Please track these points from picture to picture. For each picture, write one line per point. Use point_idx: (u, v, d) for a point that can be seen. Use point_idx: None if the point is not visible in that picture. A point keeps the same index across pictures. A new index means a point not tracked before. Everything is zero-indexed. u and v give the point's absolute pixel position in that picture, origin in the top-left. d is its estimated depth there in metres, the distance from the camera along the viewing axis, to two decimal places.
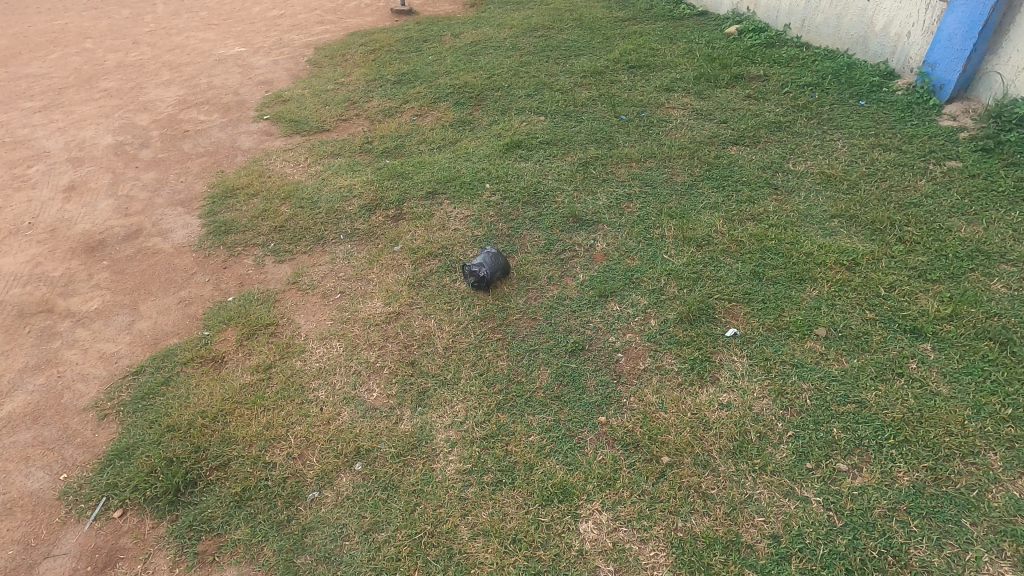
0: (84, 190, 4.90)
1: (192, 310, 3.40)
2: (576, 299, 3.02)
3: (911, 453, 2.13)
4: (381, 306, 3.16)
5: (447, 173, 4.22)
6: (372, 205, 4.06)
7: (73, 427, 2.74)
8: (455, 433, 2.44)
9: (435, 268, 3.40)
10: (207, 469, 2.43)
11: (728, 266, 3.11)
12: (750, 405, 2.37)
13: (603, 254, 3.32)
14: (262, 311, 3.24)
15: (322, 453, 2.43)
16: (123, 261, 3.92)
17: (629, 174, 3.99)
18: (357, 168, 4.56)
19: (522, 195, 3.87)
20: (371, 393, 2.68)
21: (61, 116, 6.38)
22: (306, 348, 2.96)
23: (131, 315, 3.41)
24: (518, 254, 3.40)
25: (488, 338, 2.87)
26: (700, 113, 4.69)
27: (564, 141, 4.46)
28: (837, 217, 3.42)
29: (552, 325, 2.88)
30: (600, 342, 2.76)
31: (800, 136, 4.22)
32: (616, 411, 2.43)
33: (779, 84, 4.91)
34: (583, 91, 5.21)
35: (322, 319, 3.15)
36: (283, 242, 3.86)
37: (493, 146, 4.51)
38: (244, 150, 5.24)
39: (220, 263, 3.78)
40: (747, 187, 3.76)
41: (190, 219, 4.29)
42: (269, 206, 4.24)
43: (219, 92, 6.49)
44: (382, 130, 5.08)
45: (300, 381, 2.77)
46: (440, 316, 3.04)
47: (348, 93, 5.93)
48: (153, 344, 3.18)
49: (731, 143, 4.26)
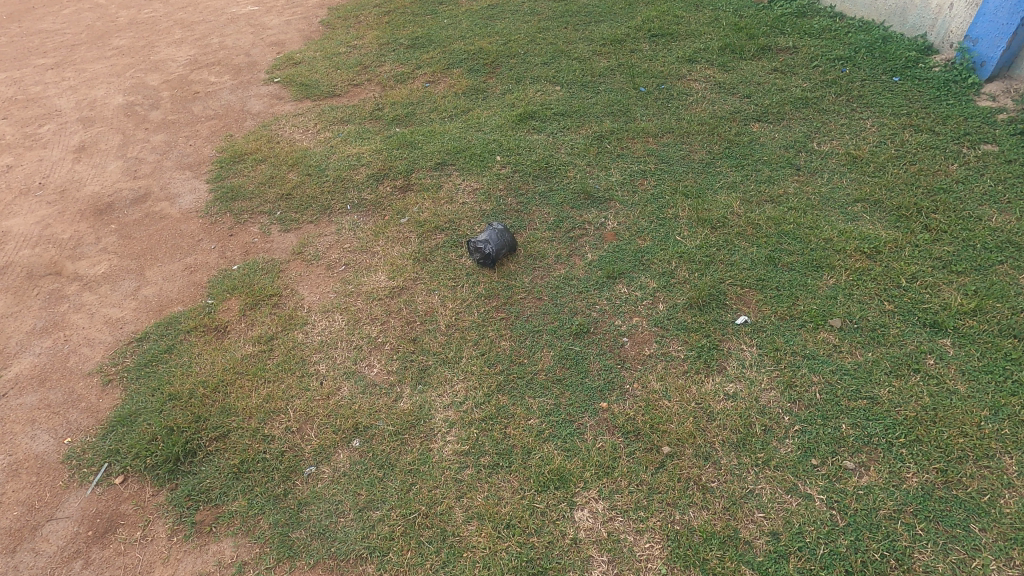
0: (94, 151, 4.88)
1: (197, 277, 3.39)
2: (583, 280, 2.95)
3: (922, 453, 2.06)
4: (385, 281, 3.13)
5: (457, 144, 4.12)
6: (380, 174, 3.98)
7: (78, 391, 2.76)
8: (454, 413, 2.41)
9: (441, 242, 3.35)
10: (206, 439, 2.43)
11: (742, 250, 3.00)
12: (756, 397, 2.30)
13: (613, 233, 3.23)
14: (266, 281, 3.23)
15: (320, 428, 2.43)
16: (130, 226, 3.91)
17: (644, 149, 3.85)
18: (367, 136, 4.47)
19: (533, 168, 3.76)
20: (371, 368, 2.66)
21: (73, 74, 6.33)
22: (308, 320, 2.94)
23: (137, 281, 3.41)
24: (526, 230, 3.32)
25: (491, 317, 2.82)
26: (722, 86, 4.50)
27: (579, 112, 4.31)
28: (860, 202, 3.28)
29: (558, 307, 2.83)
30: (606, 325, 2.70)
31: (826, 114, 4.04)
32: (619, 397, 2.38)
33: (808, 57, 4.67)
34: (601, 60, 5.02)
35: (325, 292, 3.12)
36: (289, 211, 3.83)
37: (506, 116, 4.38)
38: (254, 114, 5.16)
39: (226, 230, 3.75)
40: (768, 167, 3.62)
41: (198, 184, 4.25)
42: (276, 172, 4.19)
43: (231, 53, 6.38)
44: (393, 97, 4.97)
45: (300, 354, 2.75)
46: (444, 292, 2.99)
47: (361, 57, 5.79)
48: (158, 311, 3.18)
49: (753, 120, 4.09)
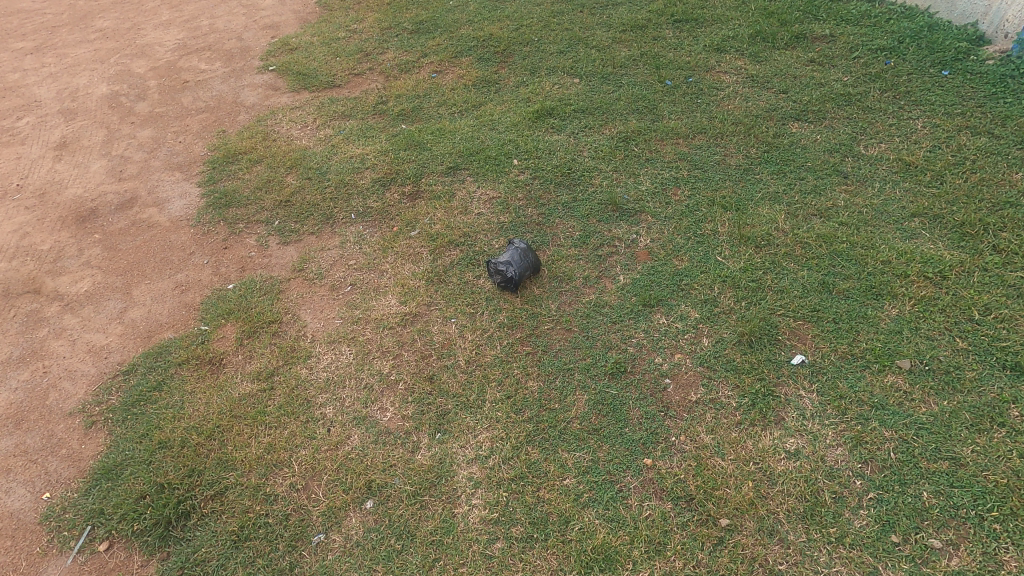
0: (76, 147, 4.53)
1: (189, 298, 3.10)
2: (616, 308, 2.67)
3: (1018, 531, 1.80)
4: (396, 305, 2.84)
5: (469, 145, 3.78)
6: (386, 179, 3.66)
7: (58, 434, 2.48)
8: (479, 470, 2.15)
9: (456, 259, 3.05)
10: (201, 499, 2.17)
11: (792, 274, 2.72)
12: (822, 456, 2.04)
13: (646, 252, 2.93)
14: (265, 305, 2.94)
15: (329, 486, 2.16)
16: (115, 236, 3.59)
17: (675, 152, 3.53)
18: (370, 134, 4.13)
19: (555, 174, 3.45)
20: (384, 413, 2.39)
21: (54, 59, 5.92)
22: (312, 353, 2.66)
23: (123, 301, 3.12)
24: (549, 247, 3.03)
25: (516, 352, 2.55)
26: (756, 79, 4.15)
27: (601, 109, 3.98)
28: (917, 216, 2.98)
29: (590, 340, 2.55)
30: (645, 364, 2.43)
31: (872, 113, 3.70)
32: (665, 453, 2.13)
33: (847, 47, 4.31)
34: (622, 49, 4.65)
35: (330, 317, 2.84)
36: (289, 220, 3.52)
37: (522, 113, 4.04)
38: (248, 106, 4.80)
39: (220, 242, 3.45)
40: (812, 174, 3.30)
41: (188, 187, 3.93)
42: (273, 175, 3.87)
43: (222, 36, 5.97)
44: (398, 89, 4.62)
45: (305, 394, 2.48)
46: (462, 321, 2.71)
47: (361, 42, 5.40)
48: (147, 338, 2.90)
49: (791, 118, 3.76)
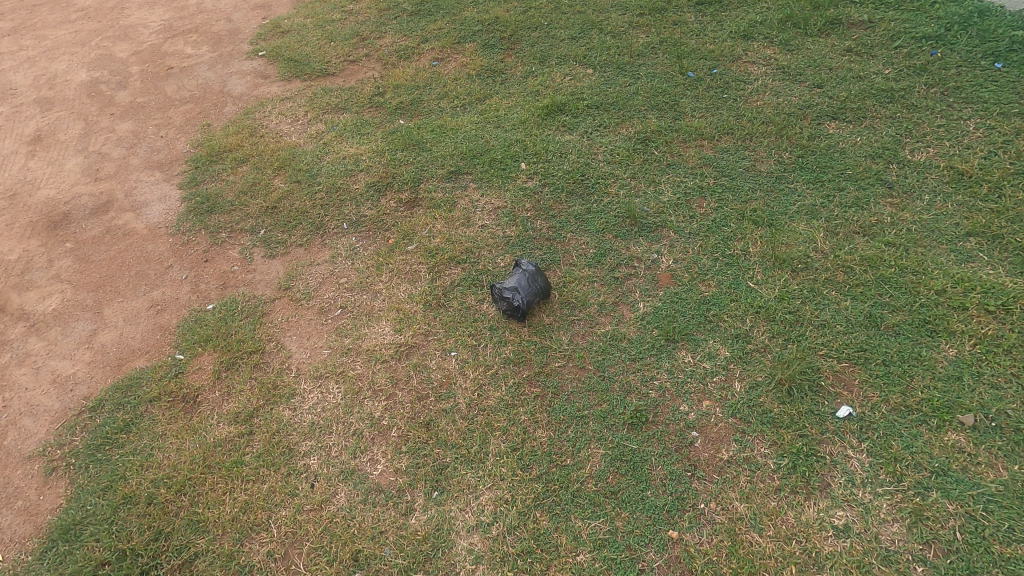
0: (51, 142, 4.21)
1: (165, 319, 2.82)
2: (635, 342, 2.39)
3: None
4: (390, 334, 2.57)
5: (472, 145, 3.46)
6: (381, 183, 3.35)
7: (15, 483, 2.25)
8: (481, 540, 1.91)
9: (457, 279, 2.76)
10: (168, 568, 1.94)
11: (834, 304, 2.41)
12: (875, 534, 1.78)
13: (669, 274, 2.63)
14: (246, 331, 2.67)
15: (312, 555, 1.93)
16: (88, 245, 3.31)
17: (699, 156, 3.20)
18: (365, 130, 3.80)
19: (566, 181, 3.13)
20: (375, 466, 2.13)
21: (32, 41, 5.56)
22: (296, 390, 2.40)
23: (93, 323, 2.85)
24: (560, 267, 2.73)
25: (523, 394, 2.27)
26: (787, 71, 3.78)
27: (617, 105, 3.63)
28: (973, 235, 2.66)
29: (606, 381, 2.27)
30: (668, 412, 2.15)
31: (918, 111, 3.35)
32: (693, 525, 1.87)
33: (888, 34, 3.91)
34: (639, 35, 4.27)
35: (317, 347, 2.57)
36: (275, 229, 3.23)
37: (530, 109, 3.69)
38: (235, 97, 4.46)
39: (200, 254, 3.16)
40: (853, 182, 2.97)
41: (169, 190, 3.63)
42: (259, 177, 3.56)
43: (210, 17, 5.59)
44: (396, 79, 4.27)
45: (287, 441, 2.22)
46: (463, 354, 2.43)
47: (357, 25, 5.02)
48: (116, 367, 2.63)
49: (828, 117, 3.40)
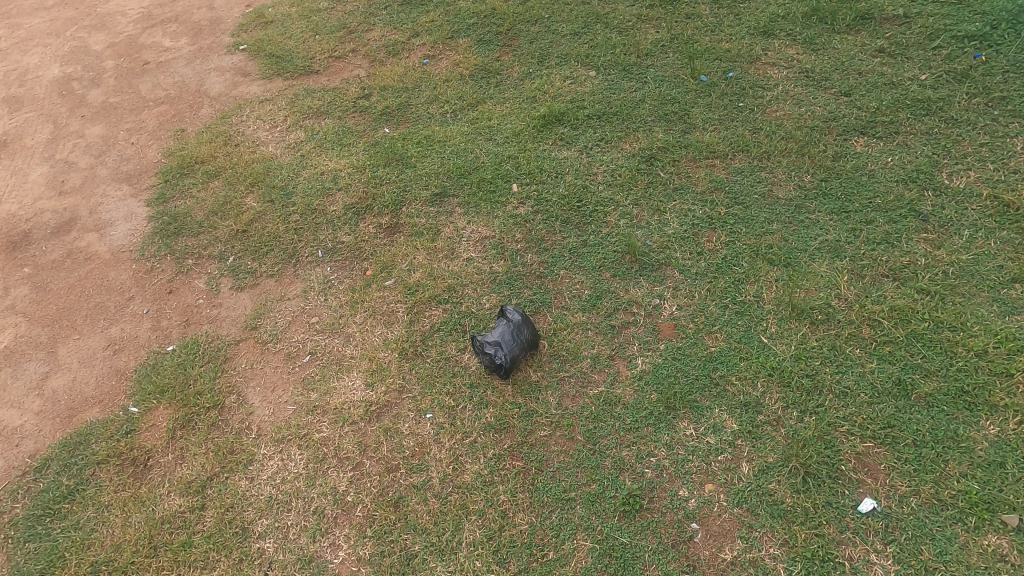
0: (17, 147, 3.96)
1: (120, 362, 2.60)
2: (632, 408, 2.13)
3: None
4: (361, 389, 2.32)
5: (460, 162, 3.16)
6: (360, 205, 3.07)
7: None
8: None
9: (437, 323, 2.50)
10: None
11: (858, 367, 2.13)
12: None
13: (672, 324, 2.35)
14: (206, 380, 2.44)
15: None
16: (47, 270, 3.08)
17: (709, 179, 2.88)
18: (347, 140, 3.50)
19: (561, 207, 2.84)
20: (336, 553, 1.92)
21: (5, 31, 5.26)
22: (256, 456, 2.18)
23: (45, 365, 2.64)
24: (551, 312, 2.46)
25: (503, 469, 2.03)
26: (812, 75, 3.40)
27: (620, 115, 3.30)
28: (1020, 281, 2.34)
29: (597, 456, 2.03)
30: (666, 498, 1.91)
31: (958, 127, 2.98)
32: None
33: (926, 32, 3.51)
34: (648, 31, 3.89)
35: (282, 402, 2.34)
36: (245, 255, 2.97)
37: (525, 118, 3.37)
38: (212, 97, 4.16)
39: (164, 284, 2.92)
40: (882, 213, 2.65)
41: (135, 207, 3.37)
42: (231, 194, 3.29)
43: (191, 4, 5.24)
44: (383, 79, 3.94)
45: (241, 520, 2.01)
46: (439, 417, 2.19)
47: (344, 16, 4.65)
48: (67, 418, 2.42)
49: (855, 132, 3.05)
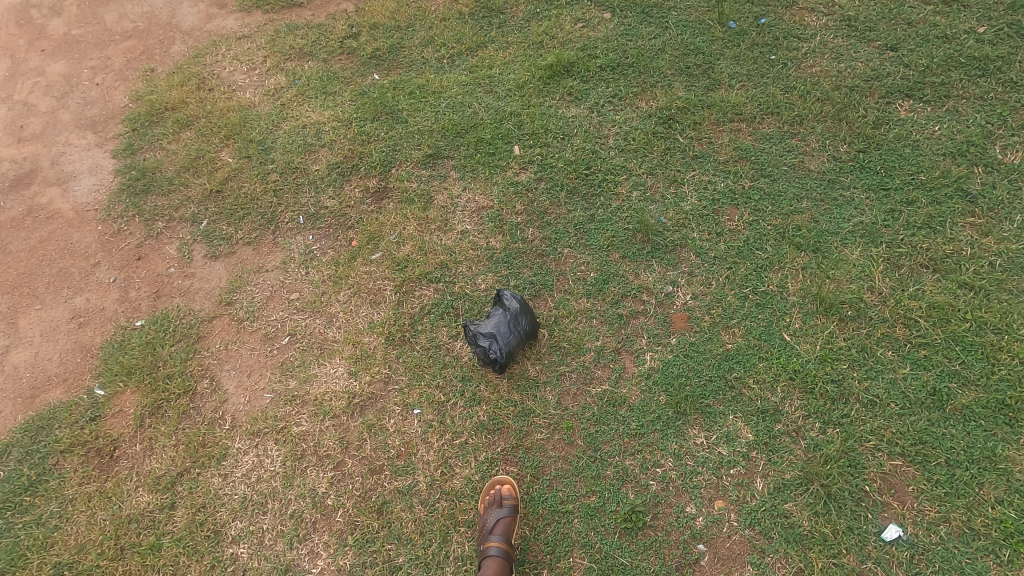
0: None
1: (85, 337, 2.40)
2: (637, 411, 1.94)
3: None
4: (343, 378, 2.14)
5: (457, 118, 2.84)
6: (345, 165, 2.78)
7: None
8: None
9: (427, 305, 2.28)
10: None
11: (890, 373, 1.93)
12: None
13: (685, 315, 2.13)
14: (177, 361, 2.25)
15: None
16: (6, 229, 2.83)
17: (734, 146, 2.58)
18: (331, 88, 3.15)
19: (567, 175, 2.55)
20: (315, 561, 1.80)
21: None
22: (229, 450, 2.02)
23: (5, 337, 2.45)
24: (552, 296, 2.23)
25: (495, 475, 1.88)
26: (855, 24, 3.00)
27: (636, 67, 2.94)
28: None
29: (598, 464, 1.86)
30: (671, 515, 1.76)
31: (1017, 92, 2.64)
32: None
33: None
34: None
35: (258, 389, 2.15)
36: (220, 219, 2.71)
37: (530, 67, 3.01)
38: (185, 31, 3.74)
39: (132, 249, 2.68)
40: (926, 192, 2.37)
41: (101, 159, 3.07)
42: (205, 147, 2.99)
43: None
44: (372, 15, 3.52)
45: (214, 522, 1.88)
46: (428, 413, 2.02)
47: None
48: (28, 399, 2.25)
49: (900, 94, 2.71)
